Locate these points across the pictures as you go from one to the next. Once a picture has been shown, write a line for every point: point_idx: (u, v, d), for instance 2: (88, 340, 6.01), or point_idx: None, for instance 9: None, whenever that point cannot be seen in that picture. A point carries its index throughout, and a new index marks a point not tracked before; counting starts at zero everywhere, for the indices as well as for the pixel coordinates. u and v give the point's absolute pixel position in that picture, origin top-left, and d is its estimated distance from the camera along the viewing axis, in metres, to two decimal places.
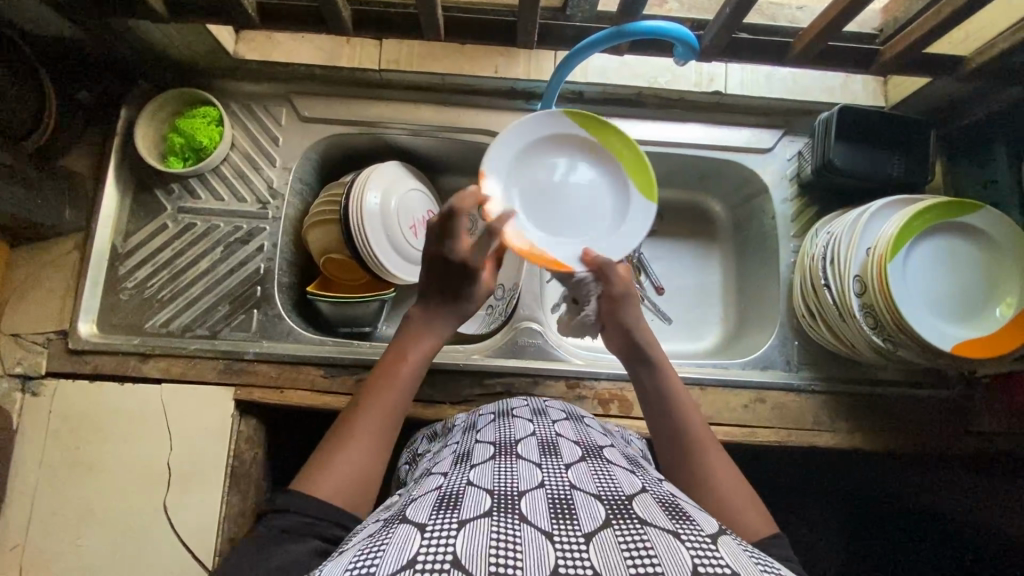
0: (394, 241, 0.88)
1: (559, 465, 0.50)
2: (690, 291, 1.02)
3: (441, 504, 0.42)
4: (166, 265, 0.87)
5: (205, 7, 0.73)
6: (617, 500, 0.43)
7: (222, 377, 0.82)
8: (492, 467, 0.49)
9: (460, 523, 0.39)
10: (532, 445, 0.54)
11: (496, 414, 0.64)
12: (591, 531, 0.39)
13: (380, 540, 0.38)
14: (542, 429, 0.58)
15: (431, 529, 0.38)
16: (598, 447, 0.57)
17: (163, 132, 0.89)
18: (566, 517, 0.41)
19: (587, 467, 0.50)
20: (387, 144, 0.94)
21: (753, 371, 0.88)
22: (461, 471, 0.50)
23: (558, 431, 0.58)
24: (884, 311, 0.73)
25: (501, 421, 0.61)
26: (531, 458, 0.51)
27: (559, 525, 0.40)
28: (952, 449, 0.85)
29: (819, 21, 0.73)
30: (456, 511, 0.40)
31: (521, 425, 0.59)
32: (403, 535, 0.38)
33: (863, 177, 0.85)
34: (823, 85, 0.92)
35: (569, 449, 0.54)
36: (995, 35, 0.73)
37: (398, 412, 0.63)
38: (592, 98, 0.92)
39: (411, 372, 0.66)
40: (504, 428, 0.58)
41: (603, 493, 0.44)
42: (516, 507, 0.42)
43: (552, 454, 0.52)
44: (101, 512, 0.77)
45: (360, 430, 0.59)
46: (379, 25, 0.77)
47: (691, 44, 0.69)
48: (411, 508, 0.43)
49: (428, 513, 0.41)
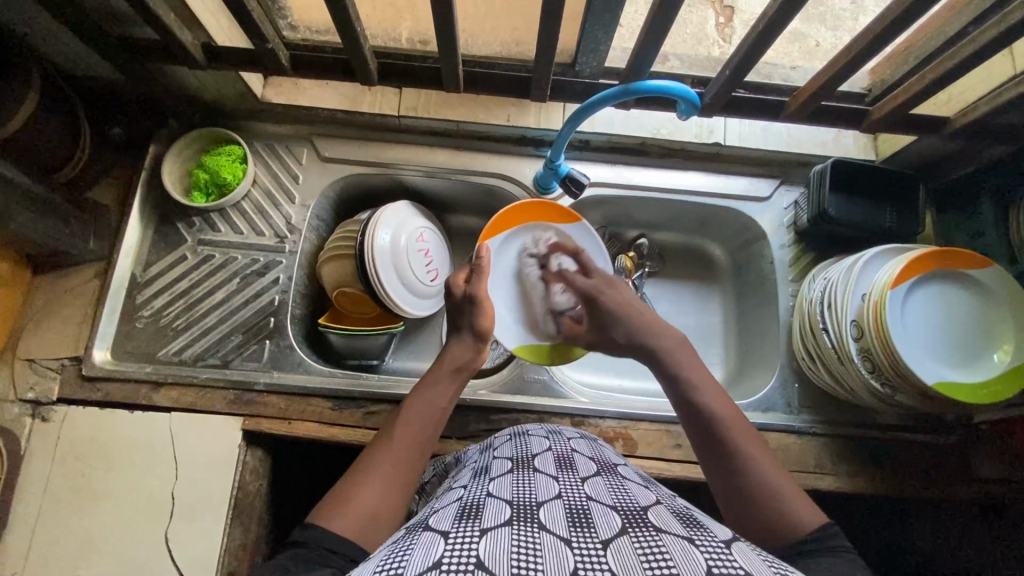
0: (403, 276, 0.91)
1: (576, 479, 0.52)
2: (692, 331, 1.05)
3: (463, 514, 0.45)
4: (183, 295, 0.90)
5: (241, 56, 0.78)
6: (633, 512, 0.46)
7: (232, 408, 0.84)
8: (512, 480, 0.52)
9: (482, 531, 0.41)
10: (549, 460, 0.57)
11: (512, 433, 0.67)
12: (608, 537, 0.41)
13: (406, 547, 0.41)
14: (558, 444, 0.61)
15: (454, 536, 0.41)
16: (612, 464, 0.59)
17: (188, 168, 0.93)
18: (583, 524, 0.43)
19: (602, 482, 0.53)
20: (402, 184, 0.99)
21: (755, 413, 0.89)
22: (480, 483, 0.53)
23: (573, 448, 0.61)
24: (880, 355, 0.75)
25: (517, 439, 0.64)
26: (548, 472, 0.53)
27: (577, 532, 0.42)
28: (956, 494, 0.86)
29: (814, 82, 0.78)
30: (478, 519, 0.43)
31: (537, 442, 0.62)
32: (428, 542, 0.41)
33: (857, 227, 0.89)
34: (816, 139, 0.96)
35: (585, 464, 0.57)
36: (975, 100, 0.78)
37: (415, 453, 0.64)
38: (599, 147, 0.97)
39: (427, 413, 0.68)
40: (521, 445, 0.61)
41: (620, 506, 0.47)
42: (536, 515, 0.44)
43: (568, 468, 0.55)
44: (103, 542, 0.76)
45: (381, 466, 0.61)
46: (402, 75, 0.83)
47: (692, 101, 0.74)
48: (433, 519, 0.46)
49: (451, 522, 0.44)
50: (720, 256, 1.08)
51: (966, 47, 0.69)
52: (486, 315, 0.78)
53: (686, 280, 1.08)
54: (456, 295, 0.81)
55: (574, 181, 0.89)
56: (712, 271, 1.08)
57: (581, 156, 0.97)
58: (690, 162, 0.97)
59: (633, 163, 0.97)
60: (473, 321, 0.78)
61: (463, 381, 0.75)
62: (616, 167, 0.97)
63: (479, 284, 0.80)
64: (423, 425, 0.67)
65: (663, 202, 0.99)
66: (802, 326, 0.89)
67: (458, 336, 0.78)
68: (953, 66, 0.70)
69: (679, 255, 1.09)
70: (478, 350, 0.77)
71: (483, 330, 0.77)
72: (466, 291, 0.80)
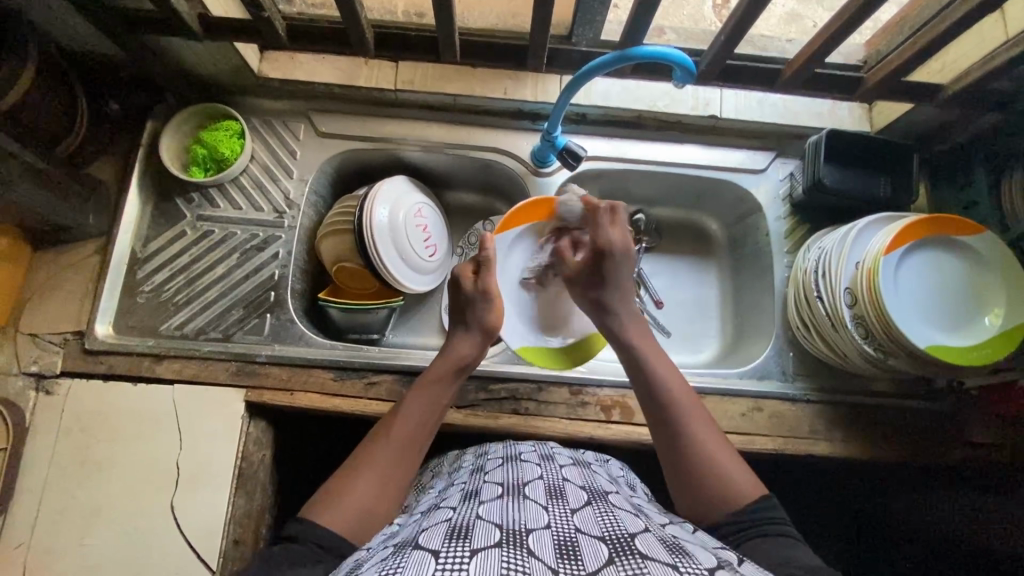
0: (402, 251, 0.92)
1: (565, 509, 0.54)
2: (688, 305, 1.06)
3: (453, 533, 0.47)
4: (183, 270, 0.90)
5: (238, 27, 0.78)
6: (621, 540, 0.48)
7: (234, 379, 0.84)
8: (502, 505, 0.53)
9: (471, 552, 0.43)
10: (539, 488, 0.58)
11: (504, 459, 0.69)
12: (595, 568, 0.43)
13: (397, 564, 0.43)
14: (549, 473, 0.63)
15: (446, 555, 0.43)
16: (602, 492, 0.61)
17: (186, 144, 0.93)
18: (571, 555, 0.45)
19: (591, 511, 0.54)
20: (400, 160, 0.99)
21: (751, 380, 0.90)
22: (470, 507, 0.54)
23: (564, 476, 0.63)
24: (874, 320, 0.76)
25: (509, 465, 0.66)
26: (538, 501, 0.55)
27: (565, 563, 0.44)
28: (946, 459, 0.87)
29: (807, 49, 0.78)
30: (468, 540, 0.45)
31: (529, 470, 0.64)
32: (418, 559, 0.43)
33: (852, 196, 0.89)
34: (812, 111, 0.97)
35: (575, 494, 0.58)
36: (969, 66, 0.78)
37: (409, 452, 0.65)
38: (595, 120, 0.98)
39: (425, 413, 0.69)
40: (512, 472, 0.63)
41: (608, 535, 0.49)
42: (525, 541, 0.46)
43: (558, 498, 0.56)
44: (109, 511, 0.78)
45: (375, 463, 0.63)
46: (399, 46, 0.83)
47: (689, 67, 0.73)
48: (423, 536, 0.48)
49: (441, 541, 0.46)
50: (716, 230, 1.09)
51: (959, 9, 0.69)
52: (495, 309, 0.79)
53: (682, 254, 1.09)
54: (466, 287, 0.80)
55: (572, 153, 0.90)
56: (708, 245, 1.09)
57: (580, 130, 0.98)
58: (686, 135, 0.98)
59: (629, 136, 0.98)
60: (484, 317, 0.78)
61: (461, 377, 0.76)
62: (612, 141, 0.98)
63: (492, 276, 0.80)
64: (421, 424, 0.68)
65: (659, 176, 1.00)
66: (797, 296, 0.90)
67: (466, 332, 0.78)
68: (947, 28, 0.71)
69: (675, 230, 1.09)
70: (483, 347, 0.78)
71: (491, 326, 0.78)
72: (477, 284, 0.79)
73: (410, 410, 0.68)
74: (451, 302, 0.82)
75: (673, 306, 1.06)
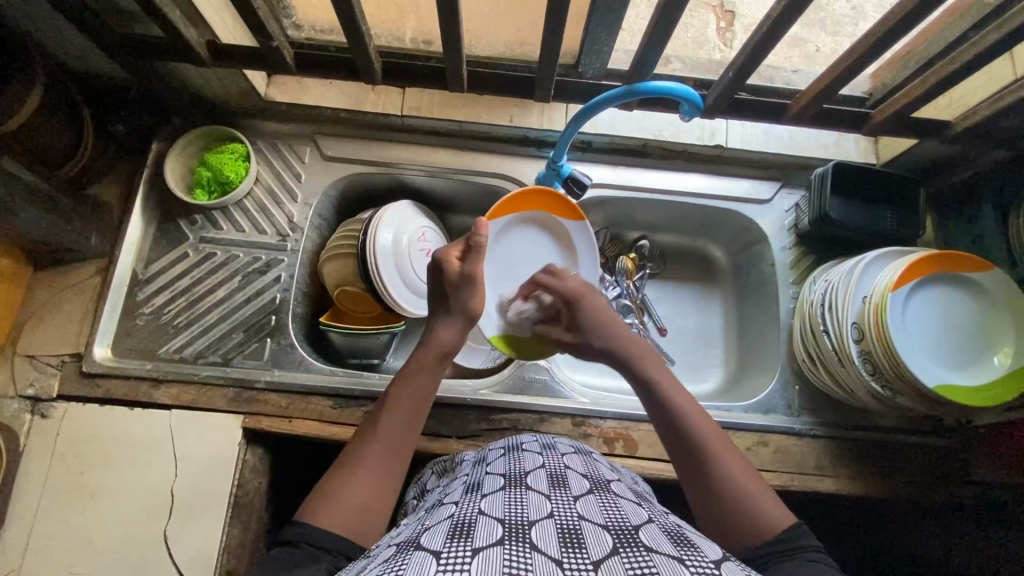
0: (405, 275, 0.91)
1: (568, 496, 0.53)
2: (691, 333, 1.05)
3: (455, 533, 0.45)
4: (183, 293, 0.90)
5: (247, 54, 0.78)
6: (625, 531, 0.47)
7: (232, 405, 0.83)
8: (504, 497, 0.52)
9: (474, 552, 0.42)
10: (541, 477, 0.57)
11: (506, 448, 0.67)
12: (599, 558, 0.42)
13: (399, 565, 0.41)
14: (552, 461, 0.62)
15: (447, 556, 0.41)
16: (606, 481, 0.60)
17: (191, 166, 0.93)
18: (574, 544, 0.44)
19: (595, 499, 0.53)
20: (404, 184, 0.99)
21: (756, 415, 0.89)
22: (472, 500, 0.53)
23: (567, 464, 0.61)
24: (882, 358, 0.75)
25: (511, 455, 0.65)
26: (540, 489, 0.54)
27: (569, 553, 0.43)
28: (955, 497, 0.86)
29: (815, 85, 0.78)
30: (469, 539, 0.44)
31: (530, 458, 0.63)
32: (420, 560, 0.41)
33: (858, 230, 0.89)
34: (818, 142, 0.97)
35: (577, 481, 0.58)
36: (976, 105, 0.79)
37: (401, 445, 0.64)
38: (600, 148, 0.98)
39: (412, 408, 0.67)
40: (514, 462, 0.62)
41: (611, 524, 0.48)
42: (528, 535, 0.45)
43: (561, 486, 0.55)
44: (101, 540, 0.76)
45: (366, 463, 0.61)
46: (408, 75, 0.83)
47: (695, 101, 0.74)
48: (425, 537, 0.46)
49: (443, 541, 0.44)
50: (721, 258, 1.08)
51: (967, 51, 0.69)
52: (479, 297, 0.77)
53: (685, 282, 1.08)
54: (449, 272, 0.77)
55: (577, 183, 0.89)
56: (712, 273, 1.08)
57: (584, 157, 0.98)
58: (691, 164, 0.98)
59: (635, 164, 0.98)
60: (467, 302, 0.76)
61: (446, 364, 0.73)
62: (618, 168, 0.98)
63: (478, 262, 0.77)
64: (409, 417, 0.66)
65: (664, 204, 0.99)
66: (802, 328, 0.89)
67: (445, 317, 0.76)
68: (954, 70, 0.71)
69: (678, 257, 1.09)
70: (464, 332, 0.76)
71: (474, 313, 0.77)
72: (462, 270, 0.77)
73: (396, 407, 0.66)
74: (432, 287, 0.79)
75: (675, 335, 1.05)
